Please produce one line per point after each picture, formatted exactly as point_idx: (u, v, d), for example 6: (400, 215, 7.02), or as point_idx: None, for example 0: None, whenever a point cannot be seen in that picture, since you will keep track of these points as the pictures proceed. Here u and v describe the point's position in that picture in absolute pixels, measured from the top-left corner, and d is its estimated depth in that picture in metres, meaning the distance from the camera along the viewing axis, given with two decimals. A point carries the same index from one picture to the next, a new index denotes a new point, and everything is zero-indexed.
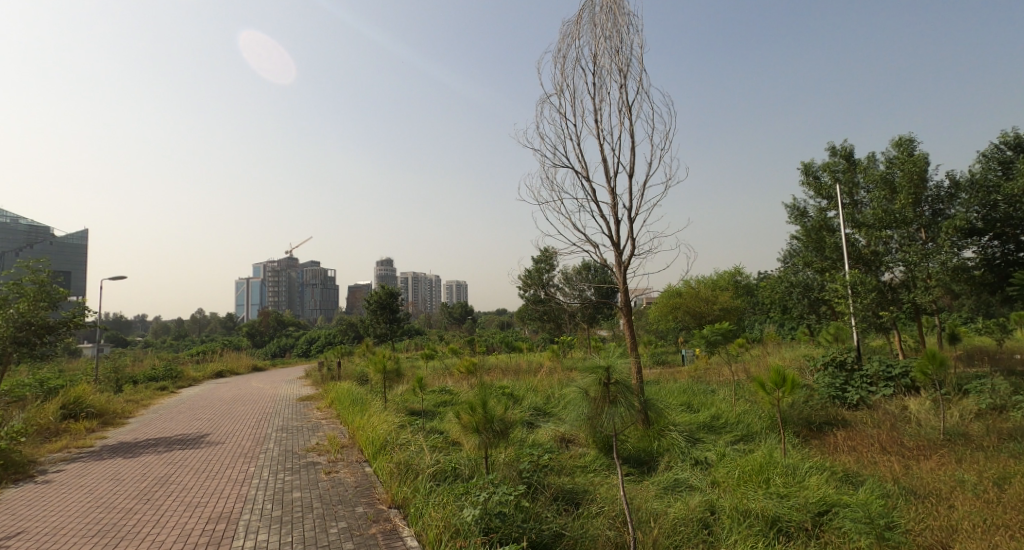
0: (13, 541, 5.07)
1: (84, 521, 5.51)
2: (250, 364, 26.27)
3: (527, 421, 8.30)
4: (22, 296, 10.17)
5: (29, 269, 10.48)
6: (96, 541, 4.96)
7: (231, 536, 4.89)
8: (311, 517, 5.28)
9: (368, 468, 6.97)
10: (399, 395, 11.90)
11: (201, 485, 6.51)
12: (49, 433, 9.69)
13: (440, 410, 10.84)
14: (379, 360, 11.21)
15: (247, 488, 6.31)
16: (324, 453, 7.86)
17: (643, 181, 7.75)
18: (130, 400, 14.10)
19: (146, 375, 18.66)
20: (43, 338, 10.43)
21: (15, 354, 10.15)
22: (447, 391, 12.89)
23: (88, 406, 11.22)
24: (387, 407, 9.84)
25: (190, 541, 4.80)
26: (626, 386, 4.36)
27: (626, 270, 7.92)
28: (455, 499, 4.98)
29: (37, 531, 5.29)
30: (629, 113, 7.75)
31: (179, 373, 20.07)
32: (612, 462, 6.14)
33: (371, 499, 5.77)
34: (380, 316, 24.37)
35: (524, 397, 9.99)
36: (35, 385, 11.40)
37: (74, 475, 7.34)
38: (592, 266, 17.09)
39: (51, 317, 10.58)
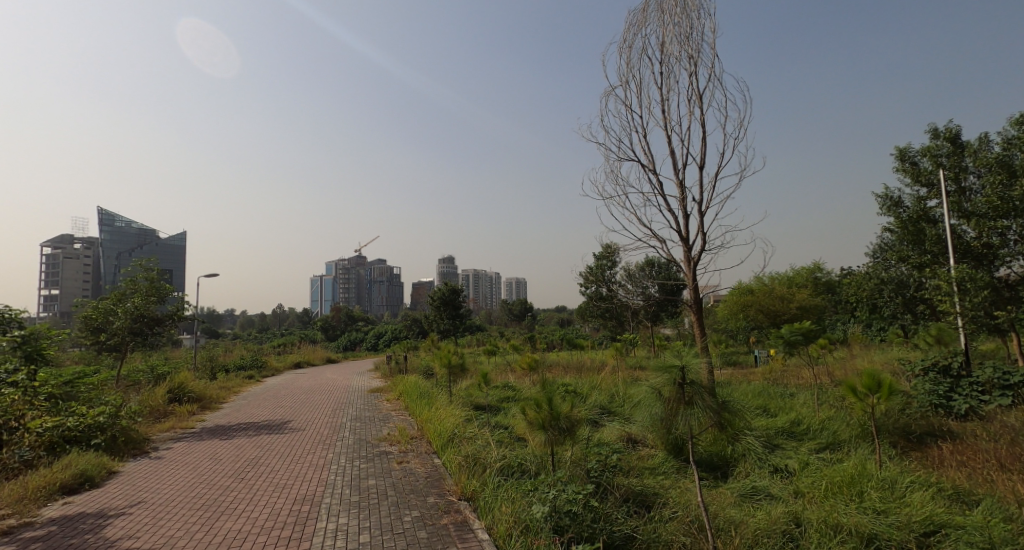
0: (134, 509, 5.70)
1: (190, 495, 6.08)
2: (325, 356, 27.85)
3: (592, 420, 8.20)
4: (137, 291, 11.39)
5: (142, 268, 11.68)
6: (200, 514, 5.46)
7: (315, 517, 5.21)
8: (387, 504, 5.52)
9: (437, 460, 7.16)
10: (464, 389, 12.15)
11: (286, 468, 6.98)
12: (159, 414, 10.77)
13: (504, 405, 10.95)
14: (444, 355, 11.48)
15: (327, 473, 6.69)
16: (395, 443, 8.19)
17: (714, 172, 7.42)
18: (223, 387, 15.39)
19: (235, 365, 20.29)
20: (152, 329, 11.58)
21: (130, 343, 11.35)
22: (510, 387, 13.00)
23: (190, 392, 12.38)
24: (453, 402, 10.06)
25: (279, 520, 5.15)
26: (702, 387, 4.19)
27: (695, 266, 7.62)
28: (524, 495, 5.02)
29: (153, 501, 5.90)
30: (699, 101, 7.43)
31: (263, 363, 21.66)
32: (683, 466, 5.94)
33: (442, 490, 5.92)
34: (443, 312, 25.02)
35: (588, 395, 9.88)
36: (146, 371, 12.72)
37: (180, 453, 8.12)
38: (656, 262, 16.58)
39: (159, 310, 11.71)
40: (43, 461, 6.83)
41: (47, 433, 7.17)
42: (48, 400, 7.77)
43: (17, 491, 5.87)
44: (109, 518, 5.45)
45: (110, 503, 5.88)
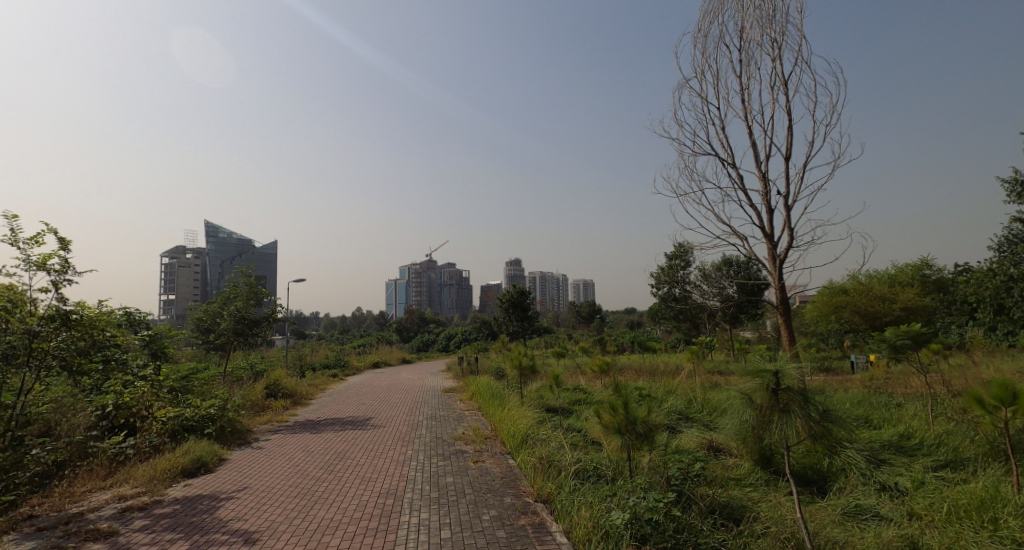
0: (239, 493, 6.21)
1: (287, 484, 6.55)
2: (400, 357, 28.96)
3: (669, 426, 7.90)
4: (238, 295, 12.45)
5: (242, 274, 12.83)
6: (295, 502, 5.85)
7: (398, 511, 5.41)
8: (465, 502, 5.62)
9: (511, 461, 7.20)
10: (535, 391, 12.14)
11: (370, 463, 7.32)
12: (258, 408, 11.70)
13: (576, 408, 10.82)
14: (515, 356, 11.54)
15: (408, 469, 6.93)
16: (470, 442, 8.33)
17: (802, 163, 6.91)
18: (311, 384, 16.47)
19: (321, 363, 21.64)
20: (252, 330, 12.60)
21: (234, 342, 12.42)
22: (582, 389, 12.83)
23: (283, 388, 13.35)
24: (525, 403, 10.09)
25: (365, 511, 5.41)
26: (800, 394, 3.88)
27: (782, 264, 7.12)
28: (602, 500, 4.92)
29: (255, 488, 6.40)
30: (784, 87, 6.95)
31: (346, 363, 22.95)
32: (774, 478, 5.55)
33: (518, 491, 5.94)
34: (512, 314, 25.22)
35: (665, 399, 9.53)
36: (246, 368, 13.87)
37: (277, 444, 8.76)
38: (735, 261, 15.70)
39: (257, 312, 12.72)
40: (166, 446, 7.63)
41: (170, 422, 8.03)
42: (170, 391, 8.66)
43: (148, 472, 6.60)
44: (220, 500, 5.98)
45: (221, 487, 6.46)
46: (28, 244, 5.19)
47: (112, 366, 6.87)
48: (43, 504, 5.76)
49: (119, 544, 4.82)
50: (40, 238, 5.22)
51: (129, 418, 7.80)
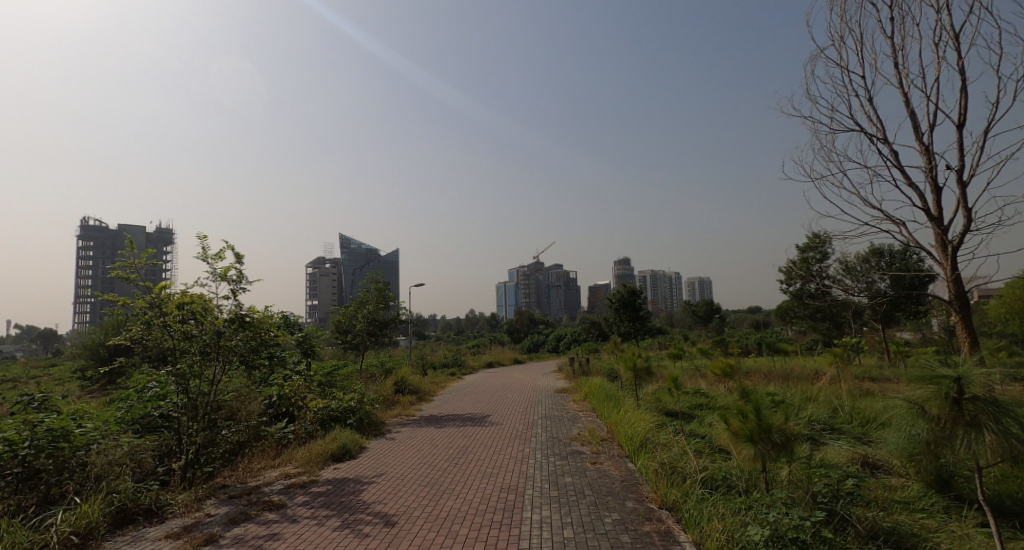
0: (379, 479, 6.79)
1: (419, 473, 7.02)
2: (513, 357, 29.61)
3: (810, 437, 7.14)
4: (369, 299, 13.63)
5: (373, 280, 14.03)
6: (427, 490, 6.25)
7: (521, 506, 5.53)
8: (586, 503, 5.57)
9: (631, 464, 7.01)
10: (652, 393, 11.68)
11: (491, 458, 7.58)
12: (388, 402, 12.71)
13: (699, 413, 10.23)
14: (630, 357, 11.21)
15: (527, 466, 7.05)
16: (587, 443, 8.26)
17: (981, 129, 5.83)
18: (433, 382, 17.53)
19: (440, 362, 22.93)
20: (381, 331, 13.71)
21: (367, 342, 13.61)
22: (703, 393, 12.11)
23: (409, 385, 14.34)
24: (641, 405, 9.75)
25: (490, 504, 5.60)
26: (992, 406, 3.28)
27: (955, 251, 6.08)
28: (736, 513, 4.59)
29: (391, 475, 6.94)
30: (955, 43, 5.92)
31: (462, 362, 24.10)
32: (957, 505, 4.72)
33: (640, 496, 5.75)
34: (623, 315, 24.55)
35: (804, 407, 8.63)
36: (377, 366, 15.13)
37: (407, 437, 9.43)
38: (887, 250, 13.76)
39: (385, 314, 13.81)
40: (318, 433, 8.60)
41: (320, 411, 9.05)
42: (318, 385, 9.74)
43: (306, 455, 7.49)
44: (364, 484, 6.58)
45: (362, 472, 7.12)
46: (214, 259, 6.18)
47: (276, 362, 7.90)
48: (231, 476, 6.80)
49: (287, 516, 5.50)
50: (222, 254, 6.17)
51: (289, 407, 8.93)
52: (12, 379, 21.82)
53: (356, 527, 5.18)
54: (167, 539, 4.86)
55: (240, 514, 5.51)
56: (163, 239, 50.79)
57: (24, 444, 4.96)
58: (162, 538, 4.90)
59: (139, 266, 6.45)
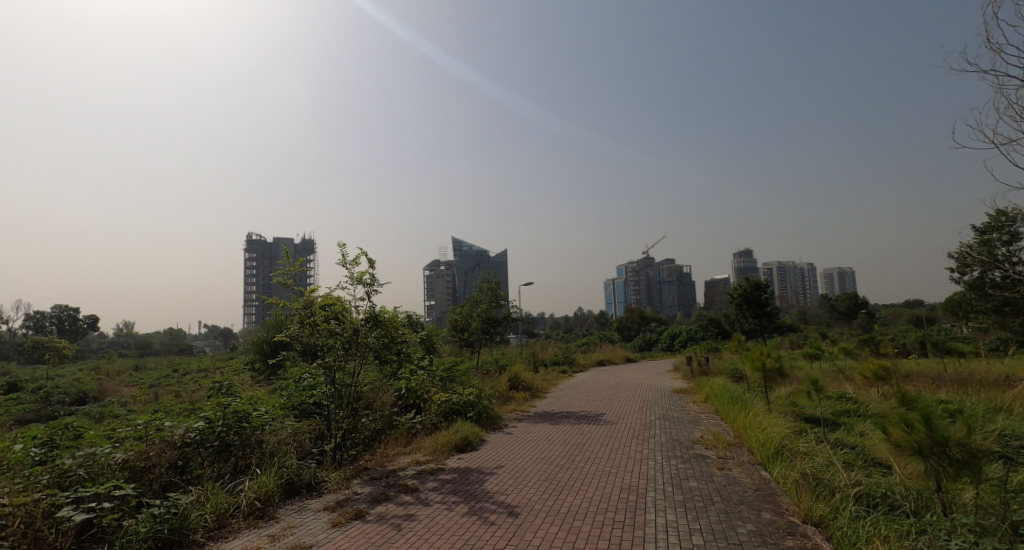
0: (501, 471, 7.06)
1: (538, 468, 7.17)
2: (625, 356, 28.96)
3: (999, 455, 6.04)
4: (483, 298, 14.18)
5: (485, 280, 14.58)
6: (547, 485, 6.34)
7: (643, 508, 5.39)
8: (715, 510, 5.28)
9: (764, 472, 6.50)
10: (785, 396, 10.71)
11: (609, 457, 7.48)
12: (504, 398, 13.14)
13: (845, 420, 9.17)
14: (758, 357, 10.37)
15: (647, 467, 6.85)
16: (712, 447, 7.81)
17: None
18: (546, 379, 17.76)
19: (552, 360, 23.18)
20: (495, 328, 14.22)
21: (481, 339, 14.19)
22: (850, 399, 10.83)
23: (523, 382, 14.68)
24: (773, 409, 8.99)
25: (611, 503, 5.54)
26: None
27: None
28: (903, 537, 4.04)
29: (512, 468, 7.18)
30: None
31: (574, 360, 24.11)
32: None
33: (778, 506, 5.31)
34: (746, 311, 22.79)
35: (988, 418, 7.33)
36: (492, 363, 15.72)
37: (525, 431, 9.67)
38: None
39: (498, 313, 14.27)
40: (442, 424, 9.15)
41: (443, 404, 9.60)
42: (440, 380, 10.36)
43: (433, 444, 8.01)
44: (487, 474, 6.89)
45: (484, 463, 7.45)
46: (351, 264, 6.89)
47: (404, 357, 8.55)
48: (372, 459, 7.49)
49: (420, 499, 5.93)
50: (357, 259, 6.88)
51: (416, 399, 9.59)
52: (203, 369, 26.27)
53: (482, 515, 5.42)
54: (326, 511, 5.50)
55: (381, 494, 6.05)
56: (308, 249, 57.32)
57: (218, 422, 5.90)
58: (321, 509, 5.55)
59: (295, 272, 7.36)
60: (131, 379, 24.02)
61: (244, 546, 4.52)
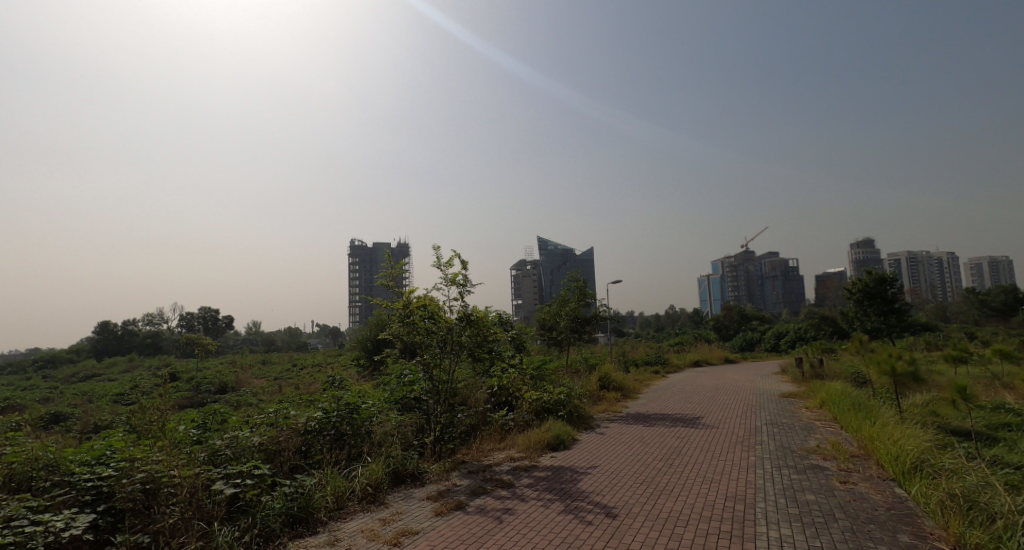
0: (595, 471, 7.03)
1: (633, 470, 7.04)
2: (724, 356, 27.45)
3: None
4: (571, 297, 14.13)
5: (573, 279, 14.51)
6: (644, 488, 6.21)
7: (752, 519, 5.09)
8: (837, 527, 4.87)
9: (897, 489, 5.87)
10: (921, 405, 9.58)
11: (709, 462, 7.16)
12: (595, 397, 13.04)
13: (999, 435, 8.01)
14: (885, 360, 9.36)
15: (754, 476, 6.46)
16: (831, 458, 7.19)
17: None
18: (637, 379, 17.37)
19: (644, 360, 22.60)
20: (585, 327, 14.15)
21: (570, 338, 14.18)
22: (1005, 410, 9.43)
23: (614, 382, 14.48)
24: (906, 419, 8.07)
25: (716, 512, 5.30)
26: None
27: None
28: None
29: (605, 468, 7.13)
30: None
31: (667, 359, 23.33)
32: None
33: (918, 529, 4.77)
34: (868, 308, 20.55)
35: None
36: (581, 362, 15.66)
37: (617, 432, 9.53)
38: None
39: (586, 311, 14.16)
40: (534, 422, 9.29)
41: (535, 403, 9.74)
42: (531, 378, 10.51)
43: (526, 441, 8.16)
44: (580, 474, 6.90)
45: (578, 463, 7.46)
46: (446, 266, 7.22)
47: (497, 355, 8.79)
48: (469, 453, 7.80)
49: (516, 495, 6.08)
50: (451, 261, 7.19)
51: (508, 396, 9.82)
52: (316, 364, 28.87)
53: (579, 514, 5.44)
54: (429, 501, 5.82)
55: (479, 488, 6.28)
56: (405, 252, 60.76)
57: (333, 412, 6.51)
58: (425, 498, 5.88)
59: (395, 275, 7.87)
60: (259, 372, 27.02)
61: (360, 527, 4.92)
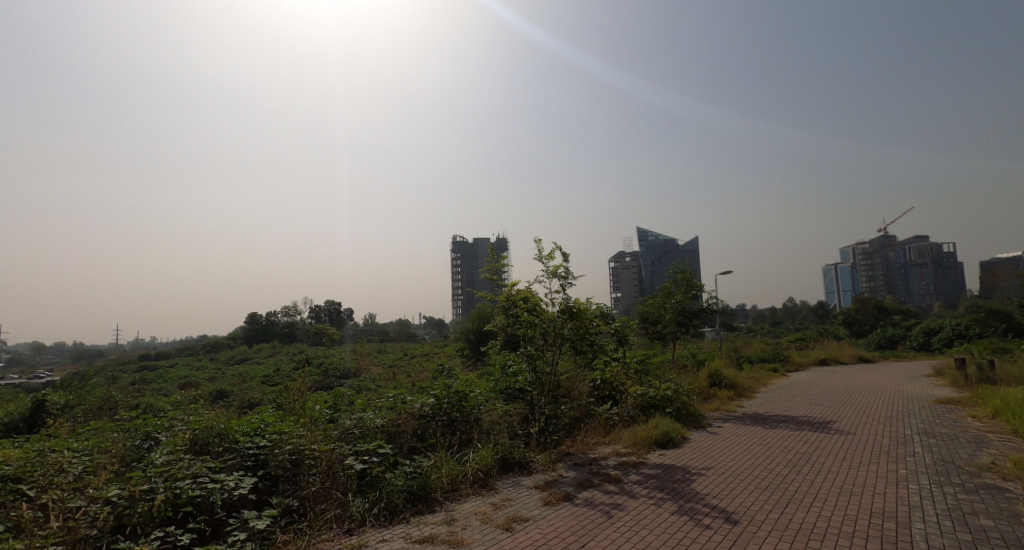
0: (708, 472, 6.65)
1: (753, 474, 6.55)
2: (857, 355, 24.64)
3: None
4: (678, 289, 13.44)
5: (679, 270, 13.80)
6: (768, 494, 5.74)
7: (907, 541, 4.48)
8: None
9: None
10: None
11: (846, 472, 6.44)
12: (706, 395, 12.37)
13: None
14: None
15: (907, 492, 5.68)
16: (1010, 478, 6.10)
17: None
18: (753, 377, 16.17)
19: (760, 357, 21.01)
20: (693, 320, 13.42)
21: (677, 332, 13.54)
22: None
23: (725, 379, 13.63)
24: None
25: (860, 529, 4.73)
26: None
27: None
28: None
29: (721, 470, 6.71)
30: None
31: (787, 357, 21.46)
32: None
33: None
34: None
35: None
36: (688, 357, 14.93)
37: (732, 433, 8.94)
38: None
39: (695, 304, 13.40)
40: (640, 418, 9.01)
41: (640, 398, 9.43)
42: (635, 373, 10.21)
43: (633, 437, 7.93)
44: (693, 474, 6.56)
45: (690, 462, 7.10)
46: (547, 258, 7.25)
47: (600, 349, 8.62)
48: (573, 445, 7.76)
49: (626, 491, 5.93)
50: (552, 254, 7.21)
51: (612, 390, 9.64)
52: (426, 353, 30.58)
53: (695, 516, 5.17)
54: (538, 490, 5.86)
55: (586, 480, 6.22)
56: (504, 245, 62.16)
57: (444, 399, 6.84)
58: (533, 487, 5.93)
59: (498, 268, 8.02)
60: (377, 359, 29.23)
61: (473, 510, 5.08)
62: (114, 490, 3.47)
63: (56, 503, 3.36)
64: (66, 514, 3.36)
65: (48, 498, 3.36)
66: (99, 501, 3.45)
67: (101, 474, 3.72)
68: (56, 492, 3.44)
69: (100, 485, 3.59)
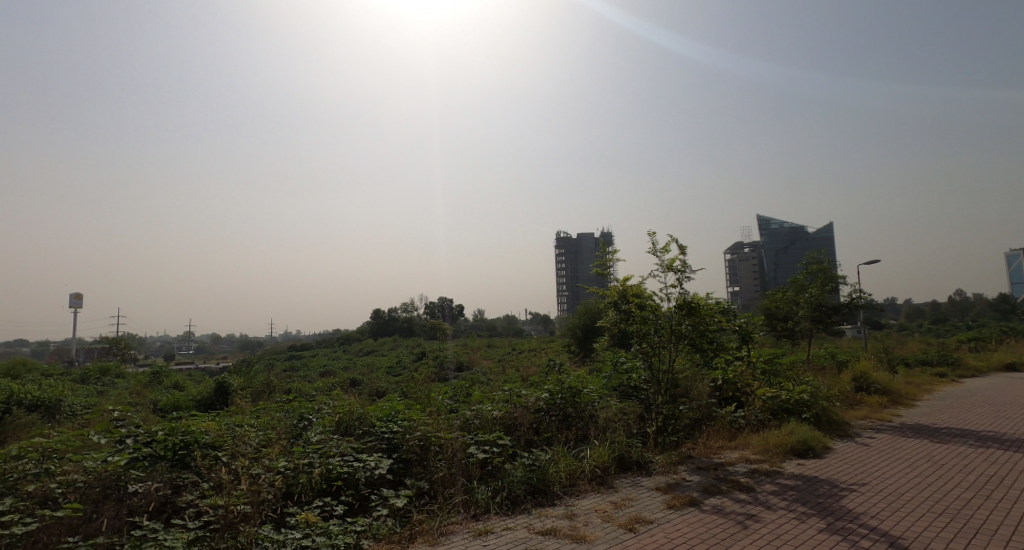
0: (861, 488, 5.77)
1: (920, 495, 5.56)
2: None
3: None
4: (813, 282, 11.98)
5: (813, 260, 12.28)
6: (944, 521, 4.82)
7: None
8: None
9: None
10: None
11: None
12: (852, 401, 10.91)
13: None
14: None
15: None
16: None
17: None
18: (910, 382, 13.98)
19: (919, 360, 18.10)
20: (832, 317, 11.90)
21: (813, 329, 12.10)
22: None
23: (875, 383, 11.91)
24: None
25: None
26: None
27: None
28: None
29: (877, 488, 5.79)
30: None
31: (956, 360, 18.24)
32: None
33: None
34: None
35: None
36: (827, 358, 13.30)
37: (889, 445, 7.73)
38: None
39: (834, 299, 11.85)
40: (772, 423, 8.15)
41: (770, 401, 8.52)
42: (764, 374, 9.28)
43: (766, 443, 7.19)
44: (843, 490, 5.73)
45: (837, 476, 6.24)
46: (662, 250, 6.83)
47: (722, 347, 7.92)
48: (695, 448, 7.23)
49: (760, 501, 5.35)
50: (667, 247, 6.79)
51: (736, 392, 8.87)
52: (535, 349, 30.80)
53: (850, 537, 4.48)
54: (660, 492, 5.50)
55: (713, 486, 5.73)
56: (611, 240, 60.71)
57: (557, 394, 6.73)
58: (654, 489, 5.58)
59: (609, 262, 7.67)
60: (488, 354, 30.05)
61: (593, 507, 4.90)
62: (284, 461, 3.85)
63: (243, 467, 3.59)
64: (250, 478, 3.60)
65: (237, 463, 3.60)
66: (273, 469, 3.82)
67: (275, 448, 4.08)
68: (242, 459, 3.69)
69: (274, 456, 3.92)
